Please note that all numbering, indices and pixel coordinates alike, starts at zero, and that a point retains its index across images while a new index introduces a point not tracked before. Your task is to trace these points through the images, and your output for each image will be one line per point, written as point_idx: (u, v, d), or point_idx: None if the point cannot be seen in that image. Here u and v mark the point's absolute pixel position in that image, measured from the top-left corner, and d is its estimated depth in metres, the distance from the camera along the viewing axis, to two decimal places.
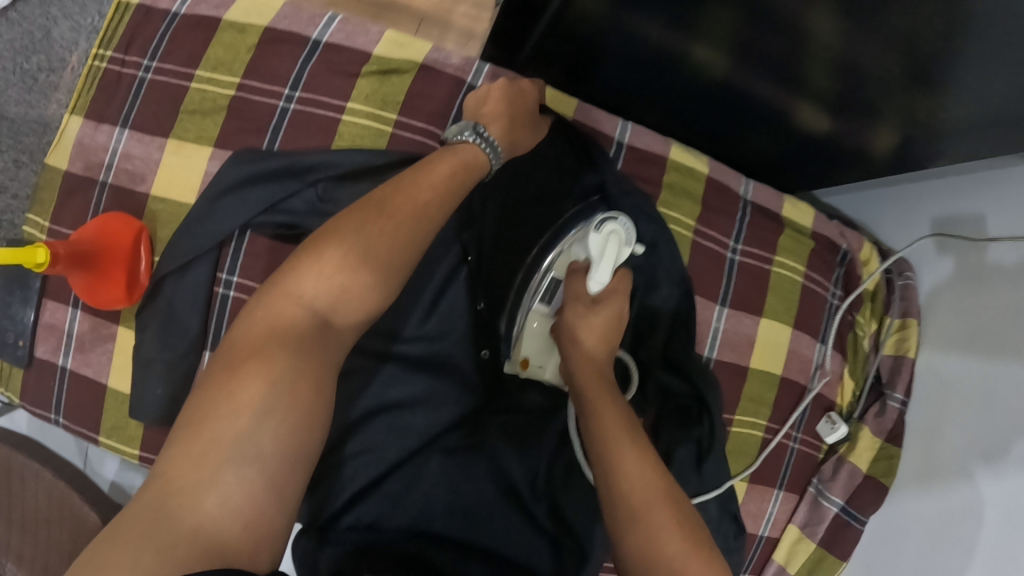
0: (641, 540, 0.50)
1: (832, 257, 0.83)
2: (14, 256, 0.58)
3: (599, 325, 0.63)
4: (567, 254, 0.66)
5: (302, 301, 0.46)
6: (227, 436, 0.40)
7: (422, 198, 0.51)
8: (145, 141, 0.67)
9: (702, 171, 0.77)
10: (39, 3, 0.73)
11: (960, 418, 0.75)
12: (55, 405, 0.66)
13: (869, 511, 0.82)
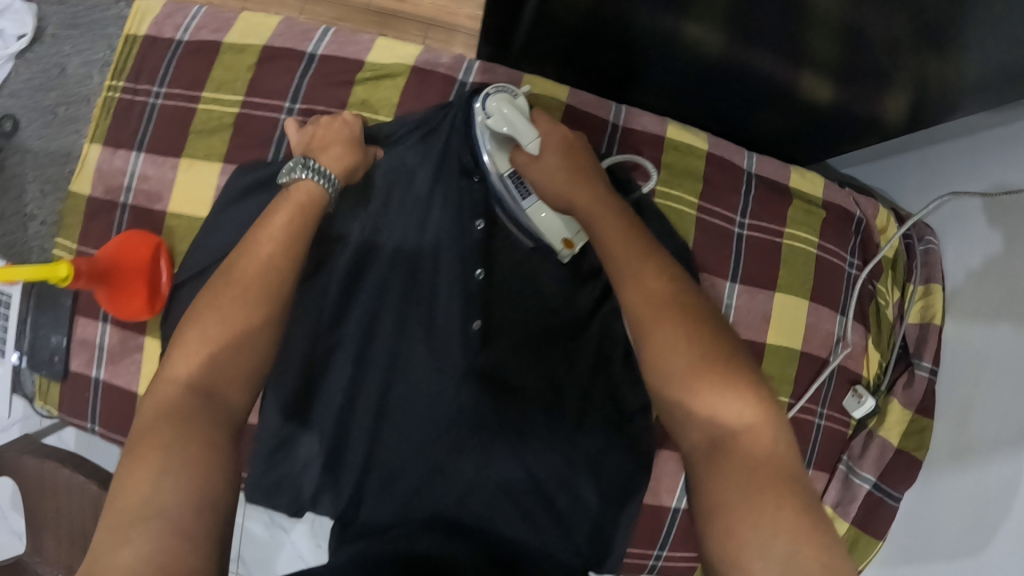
0: (674, 403, 0.47)
1: (847, 227, 0.80)
2: (37, 272, 0.60)
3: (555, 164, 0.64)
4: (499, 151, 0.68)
5: (178, 379, 0.49)
6: (134, 499, 0.42)
7: (267, 261, 0.53)
8: (159, 162, 0.71)
9: (702, 150, 0.77)
10: (54, 42, 0.77)
11: (992, 389, 0.71)
12: (91, 414, 0.71)
13: (903, 487, 0.79)
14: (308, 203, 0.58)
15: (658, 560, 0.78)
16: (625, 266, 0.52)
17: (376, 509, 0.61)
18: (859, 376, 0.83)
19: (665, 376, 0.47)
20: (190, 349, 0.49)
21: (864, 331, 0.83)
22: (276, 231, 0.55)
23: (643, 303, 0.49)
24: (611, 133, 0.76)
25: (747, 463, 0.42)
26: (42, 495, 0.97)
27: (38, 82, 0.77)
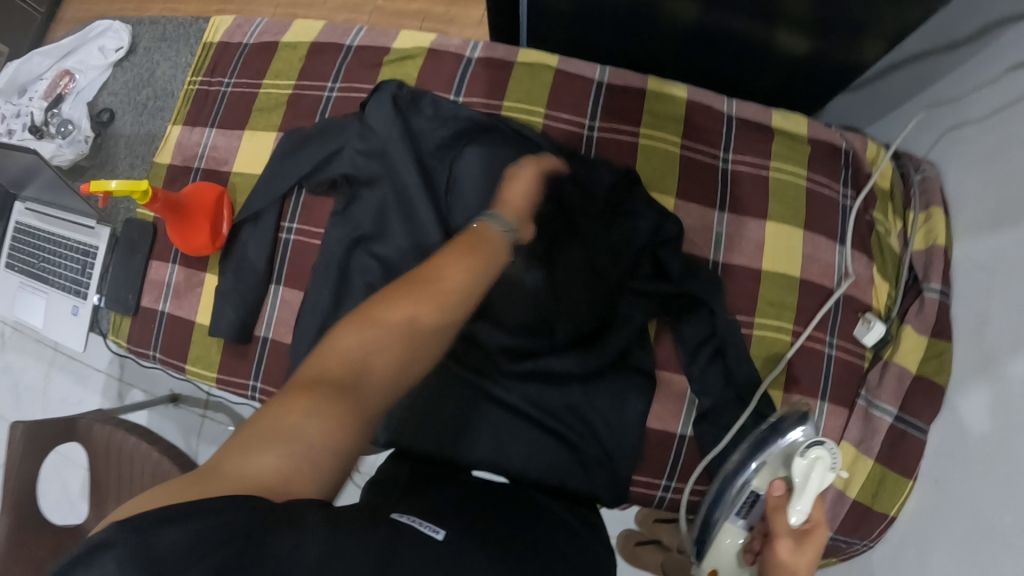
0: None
1: (836, 159, 0.84)
2: (129, 188, 0.71)
3: (801, 564, 0.59)
4: (771, 469, 0.68)
5: (353, 344, 0.42)
6: (280, 426, 0.36)
7: (435, 306, 0.47)
8: (227, 135, 0.84)
9: (682, 98, 0.82)
10: (145, 55, 0.94)
11: (1001, 297, 0.71)
12: (154, 342, 0.82)
13: (927, 415, 0.78)
14: (492, 245, 0.55)
15: (666, 493, 0.79)
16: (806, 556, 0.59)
17: (429, 443, 0.70)
18: (869, 306, 0.83)
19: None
20: (355, 333, 0.43)
21: (868, 261, 0.84)
22: (451, 284, 0.49)
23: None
24: (596, 88, 0.81)
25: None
26: (108, 467, 1.01)
27: (133, 85, 0.93)
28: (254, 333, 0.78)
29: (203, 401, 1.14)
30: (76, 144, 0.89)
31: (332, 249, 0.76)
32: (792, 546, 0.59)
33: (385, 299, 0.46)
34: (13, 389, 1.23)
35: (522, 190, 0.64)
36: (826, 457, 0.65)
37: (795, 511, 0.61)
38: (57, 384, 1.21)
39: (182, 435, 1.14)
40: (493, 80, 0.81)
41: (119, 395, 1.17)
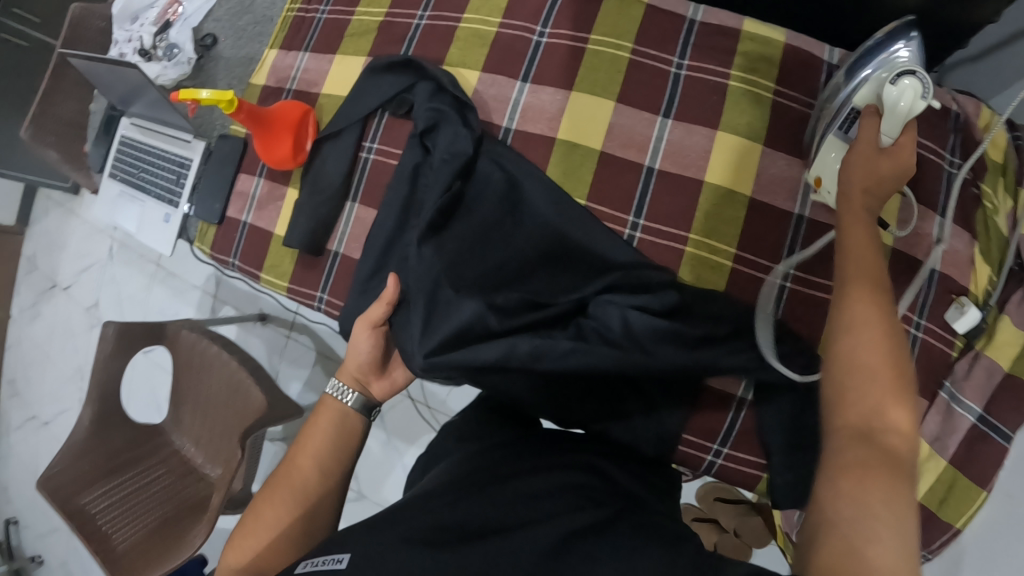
0: (855, 396, 0.40)
1: (945, 122, 0.77)
2: (217, 97, 0.75)
3: (883, 169, 0.54)
4: (874, 86, 0.62)
5: (254, 542, 0.56)
6: None
7: (296, 477, 0.58)
8: (319, 58, 0.87)
9: (779, 41, 0.77)
10: None
11: None
12: (234, 250, 0.86)
13: (1013, 422, 0.72)
14: (334, 422, 0.62)
15: (717, 459, 0.75)
16: (861, 272, 0.45)
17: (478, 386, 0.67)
18: (966, 290, 0.75)
19: (847, 379, 0.40)
20: (246, 535, 0.56)
21: (969, 238, 0.76)
22: (315, 448, 0.60)
23: (870, 308, 0.42)
24: (689, 27, 0.78)
25: (886, 456, 0.36)
26: (189, 370, 1.05)
27: (235, 11, 0.97)
28: (325, 247, 0.82)
29: (289, 322, 1.18)
30: (180, 65, 0.96)
31: (403, 171, 0.78)
32: (874, 151, 0.55)
33: (261, 499, 0.58)
34: (118, 298, 1.34)
35: (379, 310, 0.67)
36: (920, 86, 0.58)
37: (886, 125, 0.57)
38: (157, 296, 1.30)
39: (266, 352, 1.20)
40: (583, 13, 0.79)
41: (212, 309, 1.25)
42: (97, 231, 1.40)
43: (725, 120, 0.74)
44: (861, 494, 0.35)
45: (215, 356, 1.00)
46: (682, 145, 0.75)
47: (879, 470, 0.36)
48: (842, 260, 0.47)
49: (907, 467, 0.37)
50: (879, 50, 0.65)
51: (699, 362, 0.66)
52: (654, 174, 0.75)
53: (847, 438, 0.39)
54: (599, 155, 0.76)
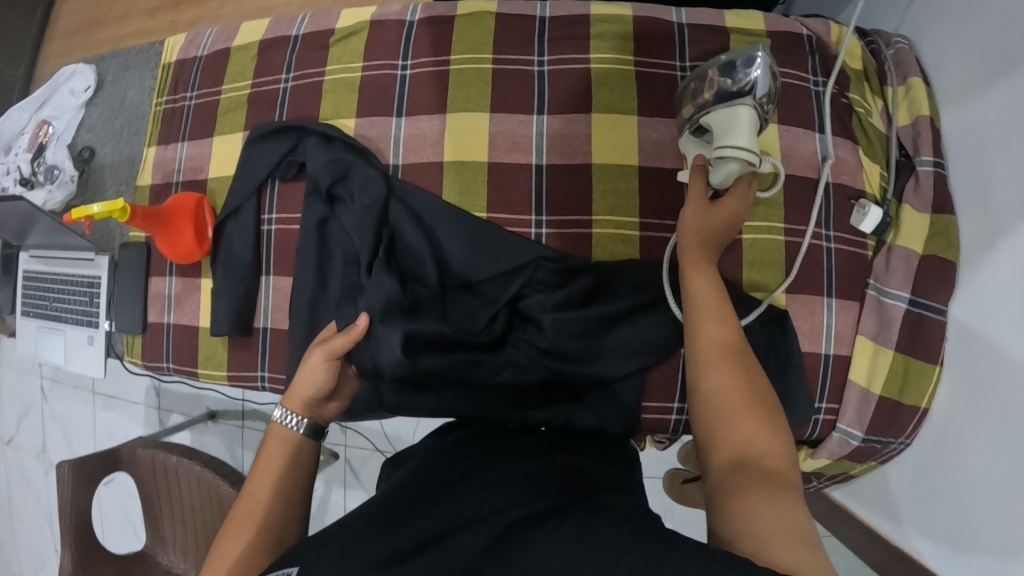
0: (722, 426, 0.50)
1: (800, 47, 0.79)
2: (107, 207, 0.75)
3: (714, 220, 0.63)
4: (727, 112, 0.64)
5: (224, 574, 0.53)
6: None
7: (257, 509, 0.56)
8: (199, 144, 0.86)
9: (628, 15, 0.79)
10: (113, 86, 0.96)
11: (1003, 154, 0.66)
12: (166, 354, 0.85)
13: (939, 296, 0.73)
14: (286, 446, 0.62)
15: (681, 416, 0.76)
16: (705, 311, 0.57)
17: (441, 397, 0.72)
18: (862, 192, 0.78)
19: (715, 413, 0.51)
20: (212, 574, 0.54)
21: (852, 145, 0.79)
22: (270, 473, 0.59)
23: (716, 350, 0.55)
24: (541, 24, 0.80)
25: (764, 471, 0.46)
26: (157, 486, 1.04)
27: (106, 116, 0.95)
28: (253, 325, 0.81)
29: (240, 412, 1.17)
30: (64, 185, 0.93)
31: (308, 230, 0.78)
32: (704, 206, 0.64)
33: (222, 536, 0.56)
34: (65, 433, 1.30)
35: (344, 343, 0.66)
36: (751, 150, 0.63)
37: (720, 178, 0.65)
38: (103, 421, 1.26)
39: (227, 447, 1.19)
40: (440, 38, 0.81)
41: (160, 421, 1.22)
42: (24, 372, 1.34)
43: (597, 102, 0.77)
44: (747, 504, 0.43)
45: (182, 467, 1.00)
46: (563, 135, 0.77)
47: (761, 483, 0.44)
48: (690, 307, 0.58)
49: (784, 476, 0.46)
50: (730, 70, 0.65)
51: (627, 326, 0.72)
52: (545, 171, 0.77)
53: (728, 465, 0.48)
54: (488, 166, 0.78)
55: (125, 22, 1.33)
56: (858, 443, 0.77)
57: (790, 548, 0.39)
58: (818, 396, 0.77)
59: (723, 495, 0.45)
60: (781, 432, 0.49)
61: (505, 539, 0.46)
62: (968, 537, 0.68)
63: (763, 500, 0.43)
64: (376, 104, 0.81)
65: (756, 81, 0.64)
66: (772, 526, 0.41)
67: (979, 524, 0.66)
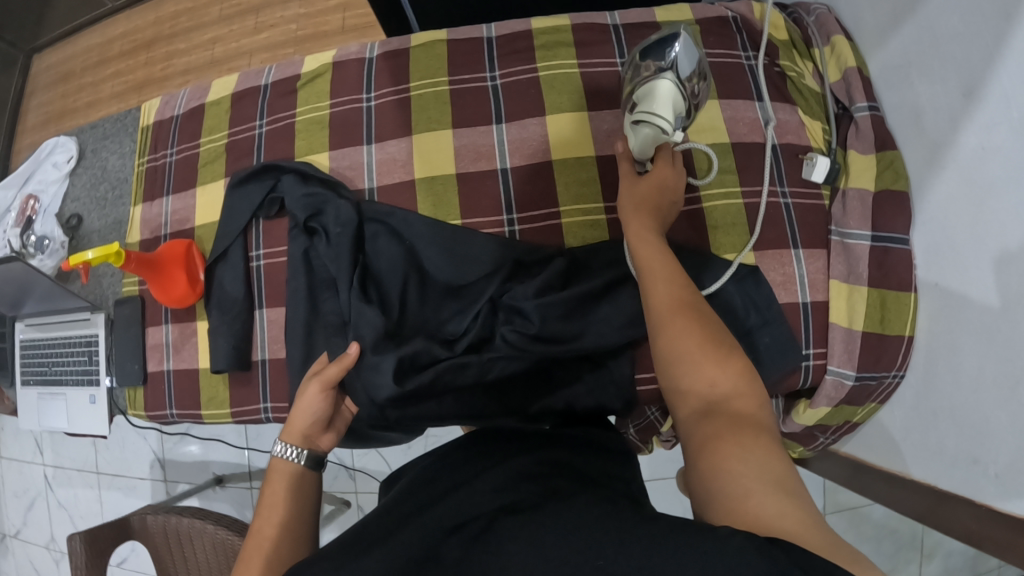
0: (681, 375, 0.52)
1: (727, 28, 0.86)
2: (102, 252, 0.78)
3: (644, 190, 0.70)
4: (646, 86, 0.71)
5: None
6: None
7: (266, 546, 0.55)
8: (183, 196, 0.91)
9: (567, 23, 0.86)
10: (94, 155, 1.01)
11: (926, 83, 0.72)
12: (168, 401, 0.87)
13: (899, 225, 0.77)
14: (290, 481, 0.62)
15: None
16: (655, 272, 0.59)
17: (438, 405, 0.75)
18: (808, 147, 0.84)
19: (677, 365, 0.53)
20: None
21: (791, 107, 0.85)
22: (275, 509, 0.59)
23: (668, 305, 0.56)
24: (488, 42, 0.87)
25: (734, 416, 0.48)
26: (170, 554, 1.03)
27: (90, 184, 1.00)
28: (252, 358, 0.84)
29: (247, 473, 1.14)
30: (55, 252, 0.98)
31: (295, 262, 0.82)
32: (632, 181, 0.71)
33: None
34: (71, 519, 1.25)
35: (337, 371, 0.69)
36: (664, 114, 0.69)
37: (641, 146, 0.71)
38: (110, 500, 1.22)
39: (236, 509, 1.17)
40: (398, 68, 0.87)
41: (167, 492, 1.18)
42: (23, 464, 1.30)
43: (549, 103, 0.83)
44: (722, 459, 0.44)
45: (194, 527, 0.99)
46: (521, 139, 0.82)
47: (731, 429, 0.46)
48: (642, 272, 0.61)
49: (751, 416, 0.48)
50: (660, 50, 0.72)
51: (609, 304, 0.75)
52: (510, 172, 0.82)
53: (697, 413, 0.50)
54: (457, 176, 0.82)
55: (96, 108, 1.40)
56: (852, 383, 0.80)
57: (770, 499, 0.40)
58: (805, 343, 0.81)
59: (695, 447, 0.47)
60: (741, 368, 0.52)
61: (486, 533, 0.48)
62: (978, 445, 0.69)
63: (736, 453, 0.44)
64: (346, 135, 0.87)
65: (677, 59, 0.71)
66: (749, 479, 0.42)
67: (984, 422, 0.68)
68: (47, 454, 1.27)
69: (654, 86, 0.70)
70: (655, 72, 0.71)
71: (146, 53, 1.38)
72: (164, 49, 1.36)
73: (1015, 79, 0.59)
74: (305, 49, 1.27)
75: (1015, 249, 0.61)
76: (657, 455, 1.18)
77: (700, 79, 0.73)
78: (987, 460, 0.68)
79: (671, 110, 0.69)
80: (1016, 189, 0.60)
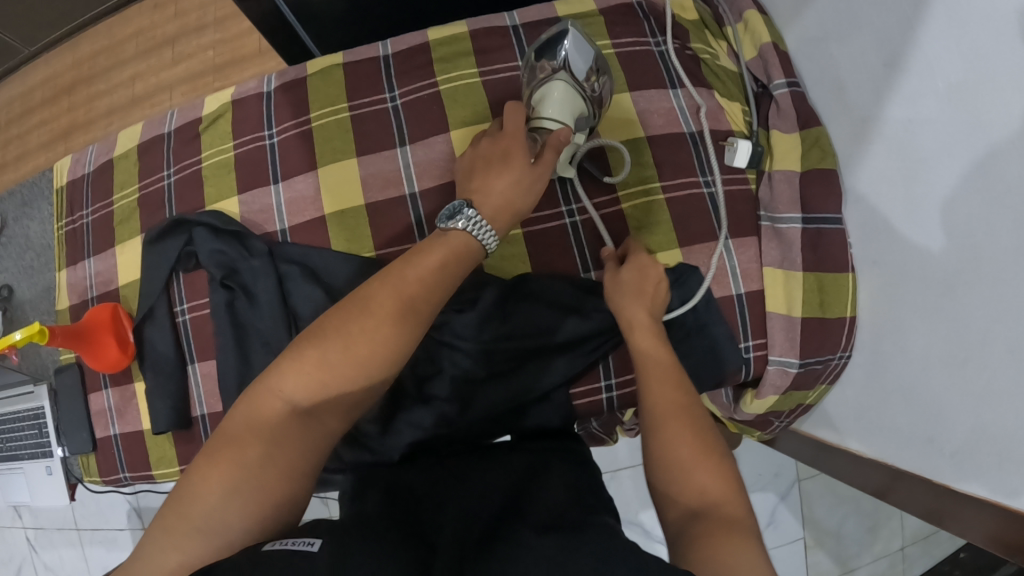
0: (679, 476, 0.53)
1: (632, 14, 0.82)
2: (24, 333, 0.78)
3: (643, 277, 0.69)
4: (541, 89, 0.69)
5: (282, 397, 0.53)
6: (208, 487, 0.49)
7: (371, 333, 0.55)
8: (104, 257, 0.89)
9: (463, 31, 0.82)
10: (17, 225, 1.00)
11: (845, 54, 0.69)
12: (119, 466, 0.87)
13: (827, 204, 0.74)
14: (459, 252, 0.60)
15: (612, 393, 0.78)
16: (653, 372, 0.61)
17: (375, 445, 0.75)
18: (730, 131, 0.80)
19: (672, 469, 0.53)
20: (302, 373, 0.54)
21: (708, 90, 0.81)
22: (401, 293, 0.57)
23: (667, 406, 0.58)
24: (386, 61, 0.83)
25: (724, 521, 0.48)
26: None
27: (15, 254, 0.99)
28: (192, 415, 0.83)
29: None
30: None
31: (218, 317, 0.80)
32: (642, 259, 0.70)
33: (306, 347, 0.55)
34: None
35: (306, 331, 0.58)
36: (562, 113, 0.68)
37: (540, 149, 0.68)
38: (95, 557, 1.23)
39: None
40: (298, 99, 0.84)
41: None
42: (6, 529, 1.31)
43: (453, 120, 0.79)
44: (716, 550, 0.45)
45: None
46: (428, 160, 0.79)
47: (723, 532, 0.47)
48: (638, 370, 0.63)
49: (739, 523, 0.48)
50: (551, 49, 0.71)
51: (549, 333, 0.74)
52: (420, 196, 0.79)
53: (688, 514, 0.50)
54: (367, 207, 0.80)
55: (26, 161, 1.37)
56: (797, 370, 0.78)
57: None
58: (742, 336, 0.79)
59: (685, 550, 0.47)
60: (729, 475, 0.53)
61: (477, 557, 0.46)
62: (932, 423, 0.67)
63: (728, 548, 0.45)
64: (254, 176, 0.84)
65: (567, 57, 0.69)
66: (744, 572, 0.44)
67: (936, 399, 0.65)
68: (28, 517, 1.28)
69: (549, 87, 0.68)
70: (550, 73, 0.70)
71: (68, 99, 1.34)
72: (86, 91, 1.32)
73: (942, 51, 0.56)
74: (224, 75, 1.23)
75: (963, 226, 0.58)
76: (625, 445, 1.17)
77: (596, 72, 0.71)
78: (943, 439, 0.66)
79: (569, 111, 0.68)
80: (952, 161, 0.58)
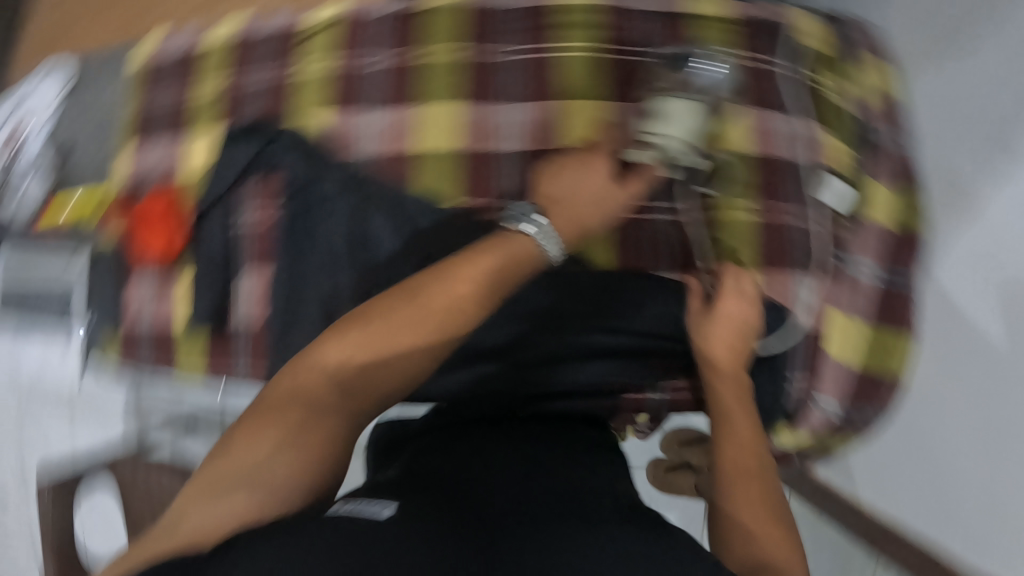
0: (742, 534, 0.57)
1: (765, 32, 0.81)
2: None
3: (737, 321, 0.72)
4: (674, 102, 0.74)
5: (323, 370, 0.53)
6: (251, 445, 0.50)
7: (430, 311, 0.57)
8: (178, 140, 0.87)
9: (599, 7, 0.81)
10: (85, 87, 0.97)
11: None
12: (143, 349, 0.85)
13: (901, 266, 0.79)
14: (518, 259, 0.61)
15: (659, 395, 0.79)
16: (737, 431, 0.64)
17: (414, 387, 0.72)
18: (829, 168, 0.79)
19: (736, 530, 0.57)
20: (343, 349, 0.54)
21: (819, 126, 0.80)
22: (462, 284, 0.58)
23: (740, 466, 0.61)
24: (513, 15, 0.82)
25: None
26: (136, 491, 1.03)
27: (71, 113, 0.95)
28: (233, 316, 0.82)
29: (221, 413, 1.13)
30: None
31: (285, 229, 0.78)
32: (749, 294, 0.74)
33: (346, 328, 0.56)
34: None
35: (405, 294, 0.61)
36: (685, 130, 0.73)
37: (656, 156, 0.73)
38: None
39: None
40: (415, 31, 0.82)
41: None
42: None
43: (570, 91, 0.78)
44: None
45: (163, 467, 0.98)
46: (535, 123, 0.78)
47: None
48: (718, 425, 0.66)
49: None
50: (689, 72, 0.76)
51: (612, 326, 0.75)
52: (519, 157, 0.79)
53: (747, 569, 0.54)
54: (463, 153, 0.79)
55: None
56: (834, 414, 0.80)
57: None
58: (792, 367, 0.79)
59: None
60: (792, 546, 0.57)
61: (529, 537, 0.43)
62: None
63: None
64: (354, 96, 0.82)
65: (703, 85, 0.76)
66: None
67: None
68: None
69: (680, 102, 0.74)
70: (682, 94, 0.75)
71: None
72: None
73: None
74: None
75: None
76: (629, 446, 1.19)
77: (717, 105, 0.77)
78: None
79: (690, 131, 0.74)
80: None
